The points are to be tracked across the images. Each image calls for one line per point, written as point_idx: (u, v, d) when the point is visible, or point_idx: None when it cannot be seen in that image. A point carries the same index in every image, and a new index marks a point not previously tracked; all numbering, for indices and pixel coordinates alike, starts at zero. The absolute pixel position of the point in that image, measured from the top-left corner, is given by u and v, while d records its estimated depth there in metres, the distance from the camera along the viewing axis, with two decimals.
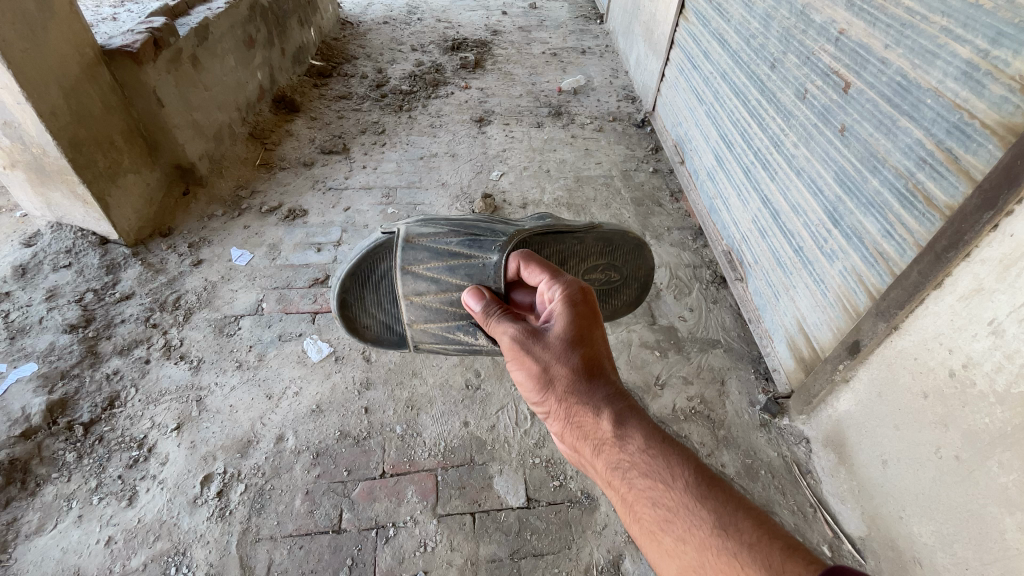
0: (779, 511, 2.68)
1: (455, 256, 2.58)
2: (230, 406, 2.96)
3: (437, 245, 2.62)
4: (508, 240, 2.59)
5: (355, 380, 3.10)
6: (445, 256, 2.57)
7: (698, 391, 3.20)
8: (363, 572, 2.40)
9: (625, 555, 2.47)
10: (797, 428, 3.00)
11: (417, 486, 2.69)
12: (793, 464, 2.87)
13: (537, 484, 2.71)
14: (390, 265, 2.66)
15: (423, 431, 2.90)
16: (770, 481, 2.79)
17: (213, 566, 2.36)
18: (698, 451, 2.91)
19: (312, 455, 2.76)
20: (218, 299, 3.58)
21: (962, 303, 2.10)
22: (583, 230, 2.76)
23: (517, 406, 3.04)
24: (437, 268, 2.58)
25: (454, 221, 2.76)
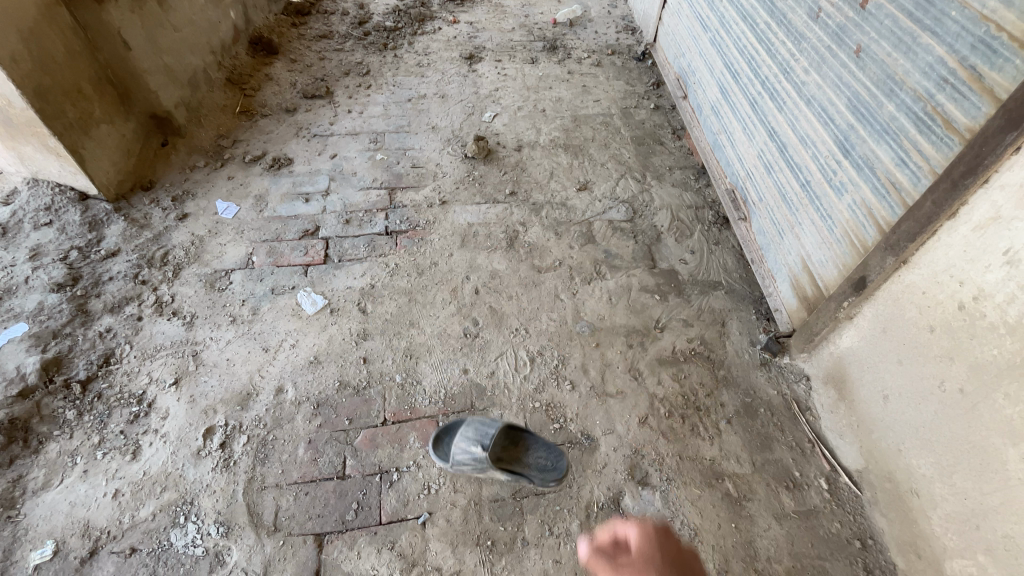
0: (778, 447, 2.71)
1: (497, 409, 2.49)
2: (227, 360, 2.93)
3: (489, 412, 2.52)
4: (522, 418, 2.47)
5: (352, 331, 3.05)
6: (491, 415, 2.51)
7: (698, 333, 3.17)
8: (368, 515, 2.44)
9: (625, 492, 2.51)
10: (797, 367, 3.01)
11: (419, 432, 2.71)
12: (792, 402, 2.89)
13: (538, 427, 2.73)
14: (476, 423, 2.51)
15: (423, 379, 2.89)
16: (769, 419, 2.81)
17: (221, 514, 2.40)
18: (699, 391, 2.90)
19: (312, 406, 2.75)
20: (207, 254, 3.48)
21: (978, 234, 2.03)
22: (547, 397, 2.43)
23: (516, 353, 3.02)
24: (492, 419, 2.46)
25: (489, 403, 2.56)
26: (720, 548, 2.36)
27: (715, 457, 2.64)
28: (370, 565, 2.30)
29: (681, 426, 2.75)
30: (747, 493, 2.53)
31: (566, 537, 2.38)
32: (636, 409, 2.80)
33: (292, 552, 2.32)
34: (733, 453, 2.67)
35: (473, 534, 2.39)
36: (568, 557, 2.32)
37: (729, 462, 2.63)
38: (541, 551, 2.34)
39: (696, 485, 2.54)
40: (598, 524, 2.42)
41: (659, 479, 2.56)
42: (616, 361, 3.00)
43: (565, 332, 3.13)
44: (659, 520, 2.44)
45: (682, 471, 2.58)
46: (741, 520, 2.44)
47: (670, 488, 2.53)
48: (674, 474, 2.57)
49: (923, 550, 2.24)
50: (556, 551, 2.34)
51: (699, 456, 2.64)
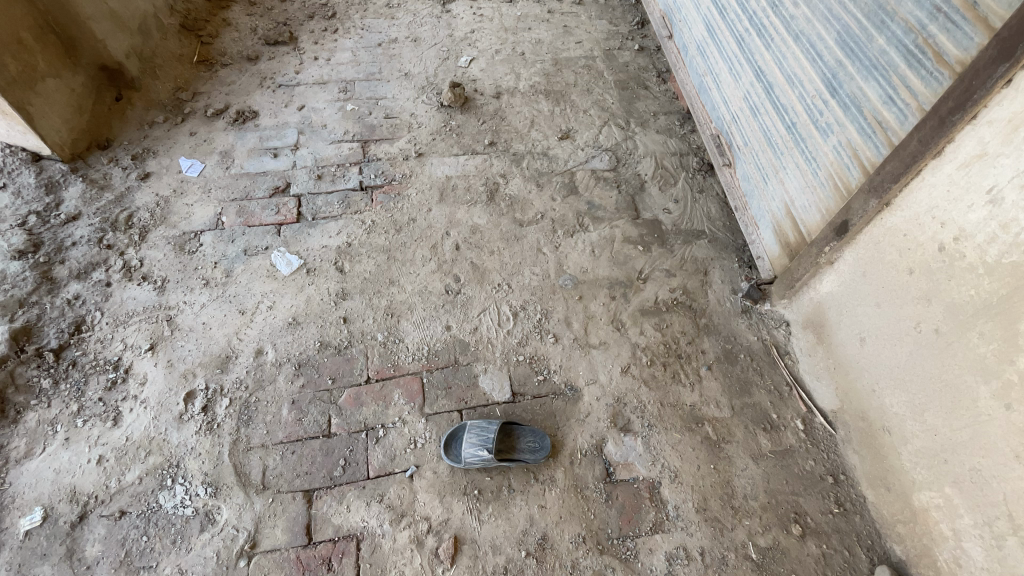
0: (757, 391, 2.77)
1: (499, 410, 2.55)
2: (203, 324, 2.87)
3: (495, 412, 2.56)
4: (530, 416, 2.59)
5: (330, 290, 2.98)
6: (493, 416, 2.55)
7: (681, 283, 3.16)
8: (356, 471, 2.47)
9: (607, 439, 2.56)
10: (778, 313, 3.04)
11: (404, 389, 2.71)
12: (771, 347, 2.93)
13: (522, 380, 2.75)
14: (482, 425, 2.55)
15: (406, 336, 2.85)
16: (749, 364, 2.86)
17: (208, 476, 2.41)
18: (681, 339, 2.92)
19: (294, 367, 2.72)
20: (174, 216, 3.34)
21: (961, 172, 2.01)
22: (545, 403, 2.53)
23: (499, 307, 2.99)
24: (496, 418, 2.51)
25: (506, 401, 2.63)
26: (699, 488, 2.45)
27: (696, 403, 2.70)
28: (360, 517, 2.35)
29: (663, 374, 2.78)
30: (726, 435, 2.60)
31: (551, 483, 2.44)
32: (619, 359, 2.82)
33: (281, 508, 2.34)
34: (714, 398, 2.72)
35: (460, 484, 2.44)
36: (553, 502, 2.39)
37: (709, 407, 2.69)
38: (527, 497, 2.40)
39: (676, 430, 2.60)
40: (582, 470, 2.48)
41: (640, 425, 2.61)
42: (598, 313, 3.00)
43: (548, 285, 3.10)
44: (640, 464, 2.50)
45: (663, 417, 2.64)
46: (719, 461, 2.52)
47: (651, 433, 2.59)
48: (656, 420, 2.63)
49: (892, 483, 2.34)
50: (542, 497, 2.40)
51: (679, 402, 2.69)
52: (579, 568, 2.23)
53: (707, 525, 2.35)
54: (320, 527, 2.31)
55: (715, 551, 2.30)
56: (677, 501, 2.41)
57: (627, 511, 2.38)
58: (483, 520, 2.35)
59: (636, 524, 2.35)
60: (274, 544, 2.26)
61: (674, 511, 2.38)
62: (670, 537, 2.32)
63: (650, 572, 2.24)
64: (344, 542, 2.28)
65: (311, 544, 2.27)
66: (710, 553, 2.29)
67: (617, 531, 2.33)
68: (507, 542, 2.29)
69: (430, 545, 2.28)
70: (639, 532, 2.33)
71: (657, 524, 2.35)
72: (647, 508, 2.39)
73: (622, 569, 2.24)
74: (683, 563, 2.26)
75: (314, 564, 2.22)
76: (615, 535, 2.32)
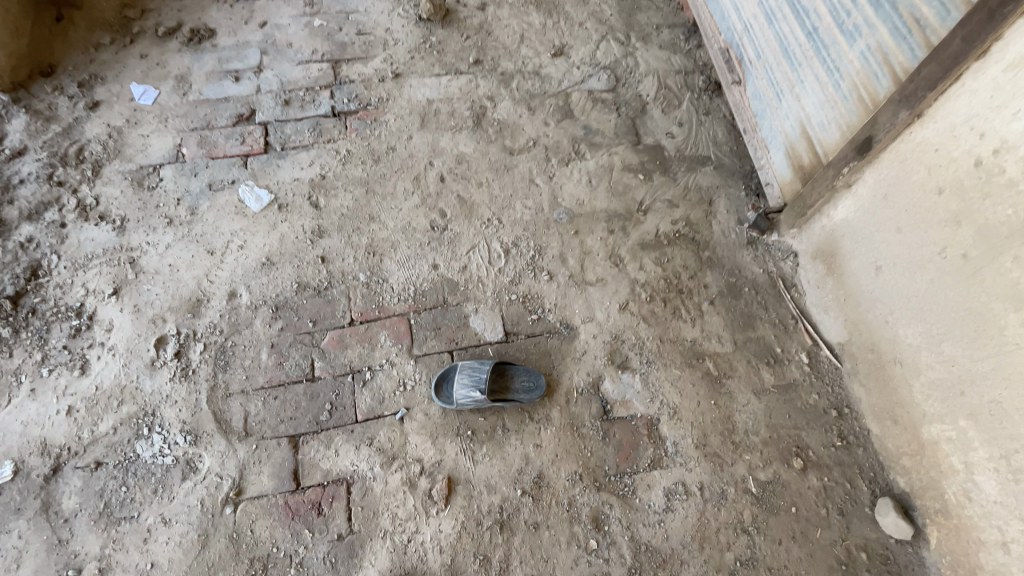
0: (761, 325, 2.64)
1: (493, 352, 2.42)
2: (170, 267, 2.65)
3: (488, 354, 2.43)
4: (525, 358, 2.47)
5: (305, 229, 2.75)
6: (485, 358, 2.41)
7: (684, 214, 2.95)
8: (343, 414, 2.34)
9: (604, 378, 2.44)
10: (785, 243, 2.86)
11: (390, 330, 2.53)
12: (777, 280, 2.78)
13: (515, 319, 2.60)
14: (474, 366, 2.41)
15: (390, 276, 2.64)
16: (753, 298, 2.71)
17: (187, 424, 2.29)
18: (682, 274, 2.75)
19: (270, 310, 2.54)
20: (127, 145, 3.05)
21: (1009, 74, 1.76)
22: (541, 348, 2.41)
23: (488, 243, 2.77)
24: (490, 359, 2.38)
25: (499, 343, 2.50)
26: (699, 424, 2.36)
27: (697, 339, 2.56)
28: (349, 461, 2.24)
29: (663, 310, 2.63)
30: (728, 371, 2.50)
31: (546, 423, 2.33)
32: (617, 295, 2.66)
33: (266, 455, 2.24)
34: (715, 333, 2.59)
35: (453, 425, 2.32)
36: (549, 441, 2.29)
37: (711, 343, 2.56)
38: (522, 437, 2.30)
39: (676, 366, 2.48)
40: (578, 409, 2.38)
41: (639, 362, 2.49)
42: (595, 248, 2.80)
43: (541, 219, 2.86)
44: (638, 401, 2.40)
45: (663, 354, 2.51)
46: (720, 397, 2.43)
47: (650, 370, 2.47)
48: (655, 357, 2.50)
49: (900, 416, 2.26)
50: (537, 437, 2.30)
51: (680, 338, 2.56)
52: (576, 505, 2.17)
53: (706, 461, 2.29)
54: (308, 472, 2.22)
55: (714, 486, 2.25)
56: (676, 438, 2.33)
57: (624, 448, 2.30)
58: (477, 460, 2.25)
59: (633, 461, 2.28)
60: (260, 490, 2.17)
61: (673, 448, 2.31)
62: (669, 474, 2.26)
63: (647, 508, 2.19)
64: (333, 486, 2.20)
65: (298, 489, 2.18)
66: (709, 488, 2.24)
67: (614, 469, 2.26)
68: (502, 482, 2.21)
69: (423, 487, 2.20)
70: (637, 469, 2.26)
71: (655, 461, 2.28)
72: (645, 445, 2.31)
73: (619, 505, 2.19)
74: (682, 499, 2.22)
75: (304, 509, 2.15)
76: (612, 473, 2.25)
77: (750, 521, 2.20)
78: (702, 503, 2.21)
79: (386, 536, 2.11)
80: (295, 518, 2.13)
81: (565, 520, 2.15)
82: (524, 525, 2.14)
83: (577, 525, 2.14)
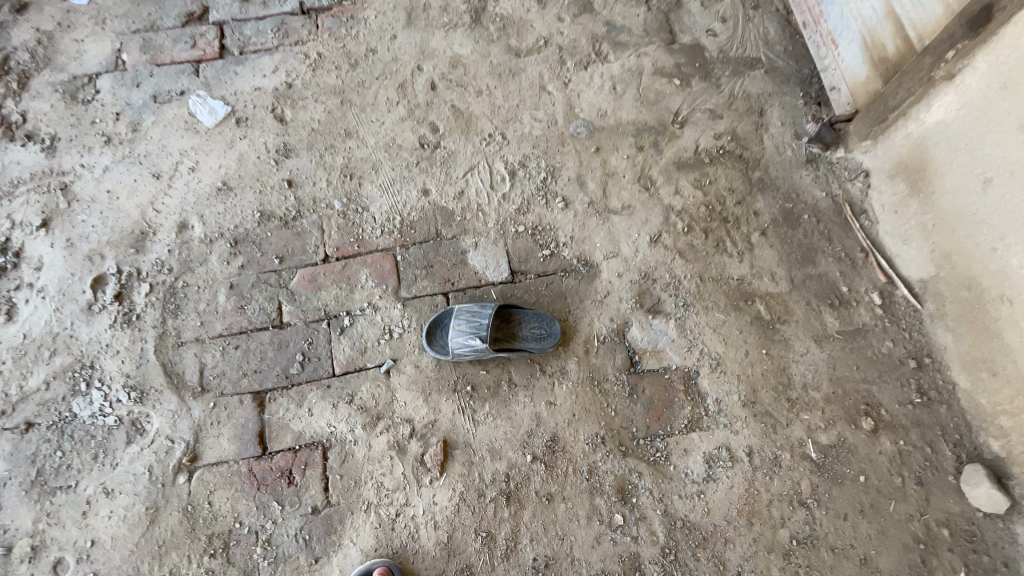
0: (822, 260, 2.16)
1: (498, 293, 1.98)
2: (109, 193, 2.22)
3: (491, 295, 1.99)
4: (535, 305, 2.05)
5: (269, 148, 2.28)
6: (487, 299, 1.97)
7: (728, 127, 2.41)
8: (318, 367, 1.94)
9: (631, 323, 2.00)
10: (853, 161, 2.32)
11: (373, 269, 2.08)
12: (843, 206, 2.27)
13: (523, 256, 2.13)
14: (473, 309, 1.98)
15: (371, 205, 2.17)
16: (814, 227, 2.23)
17: (131, 378, 1.93)
18: (727, 199, 2.25)
19: (229, 244, 2.11)
20: (59, 51, 2.48)
21: None
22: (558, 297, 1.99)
23: (490, 163, 2.26)
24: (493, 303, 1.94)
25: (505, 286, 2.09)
26: (746, 378, 1.94)
27: (745, 276, 2.10)
28: (325, 421, 1.86)
29: (704, 242, 2.15)
30: (782, 315, 2.05)
31: (561, 377, 1.92)
32: (647, 225, 2.17)
33: (226, 415, 1.88)
34: (767, 270, 2.12)
35: (449, 380, 1.91)
36: (565, 398, 1.89)
37: (762, 281, 2.10)
38: (532, 393, 1.89)
39: (720, 309, 2.03)
40: (599, 360, 1.95)
41: (674, 305, 2.04)
42: (621, 168, 2.28)
43: (555, 134, 2.34)
44: (673, 351, 1.97)
45: (703, 294, 2.05)
46: (772, 346, 2.00)
47: (688, 314, 2.02)
48: (694, 298, 2.04)
49: (1002, 368, 1.82)
50: (550, 393, 1.89)
51: (724, 276, 2.09)
52: (597, 474, 1.80)
53: (756, 422, 1.88)
54: (276, 434, 1.85)
55: (765, 451, 1.86)
56: (719, 393, 1.91)
57: (655, 406, 1.90)
58: (479, 421, 1.86)
59: (666, 421, 1.88)
60: (220, 455, 1.83)
61: (715, 406, 1.90)
62: (711, 437, 1.86)
63: (684, 477, 1.81)
64: (306, 451, 1.82)
65: (265, 455, 1.83)
66: (758, 453, 1.85)
67: (644, 430, 1.87)
68: (509, 446, 1.83)
69: (413, 452, 1.82)
70: (670, 431, 1.87)
71: (693, 421, 1.88)
72: (682, 403, 1.91)
73: (650, 474, 1.81)
74: (726, 466, 1.83)
75: (271, 477, 1.80)
76: (641, 435, 1.86)
77: (808, 493, 1.82)
78: (750, 471, 1.83)
79: (370, 509, 1.76)
80: (261, 488, 1.78)
81: (585, 491, 1.78)
82: (535, 497, 1.77)
83: (599, 497, 1.77)
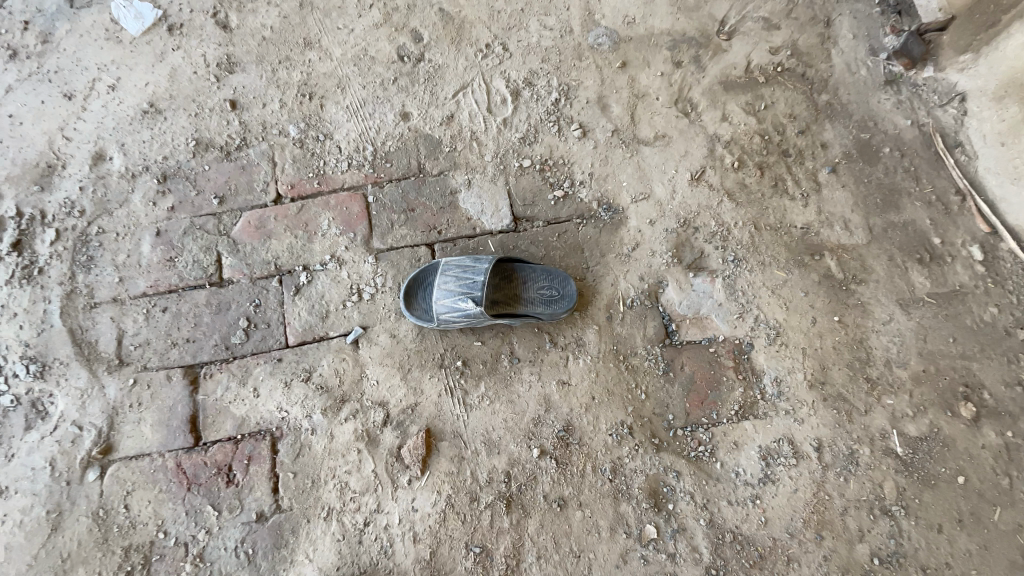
0: (907, 205, 1.71)
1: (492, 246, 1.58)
2: (8, 118, 1.74)
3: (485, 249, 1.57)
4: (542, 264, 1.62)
5: (207, 60, 1.80)
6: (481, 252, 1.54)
7: (788, 39, 1.90)
8: (268, 335, 1.53)
9: (667, 283, 1.57)
10: (945, 81, 1.83)
11: (338, 214, 1.64)
12: (932, 137, 1.80)
13: (529, 198, 1.68)
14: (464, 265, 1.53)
15: (336, 132, 1.72)
16: (897, 164, 1.77)
17: (31, 349, 1.51)
18: (786, 128, 1.78)
19: (156, 181, 1.67)
20: None
21: None
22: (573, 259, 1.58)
23: (487, 81, 1.78)
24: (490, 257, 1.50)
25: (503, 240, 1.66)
26: (813, 353, 1.52)
27: (811, 224, 1.66)
28: (275, 404, 1.45)
29: (758, 182, 1.69)
30: (858, 273, 1.61)
31: (577, 350, 1.50)
32: (687, 159, 1.70)
33: (150, 394, 1.48)
34: (839, 217, 1.68)
35: (434, 352, 1.50)
36: (581, 377, 1.47)
37: (832, 231, 1.66)
38: (539, 371, 1.48)
39: (780, 266, 1.59)
40: (625, 329, 1.53)
41: (721, 260, 1.59)
42: (653, 88, 1.80)
43: (568, 43, 1.83)
44: (718, 319, 1.55)
45: (759, 247, 1.60)
46: (846, 312, 1.57)
47: (740, 272, 1.58)
48: (747, 252, 1.60)
49: None
50: (562, 371, 1.48)
51: (785, 225, 1.65)
52: (624, 474, 1.40)
53: (826, 409, 1.48)
54: (213, 420, 1.45)
55: (837, 445, 1.46)
56: (780, 372, 1.49)
57: (696, 388, 1.49)
58: (471, 406, 1.45)
59: (711, 407, 1.48)
60: (140, 447, 1.44)
61: (775, 388, 1.48)
62: (769, 427, 1.45)
63: (734, 478, 1.42)
64: (250, 442, 1.43)
65: (198, 446, 1.43)
66: (829, 448, 1.45)
67: (682, 418, 1.46)
68: (510, 437, 1.42)
69: (387, 445, 1.42)
70: (716, 419, 1.47)
71: (745, 406, 1.48)
72: (732, 383, 1.50)
73: (691, 474, 1.41)
74: (789, 465, 1.43)
75: (205, 475, 1.41)
76: (679, 424, 1.46)
77: (893, 498, 1.43)
78: (818, 471, 1.44)
79: (331, 517, 1.37)
80: (192, 489, 1.40)
81: (608, 496, 1.38)
82: (544, 503, 1.37)
83: (626, 504, 1.38)
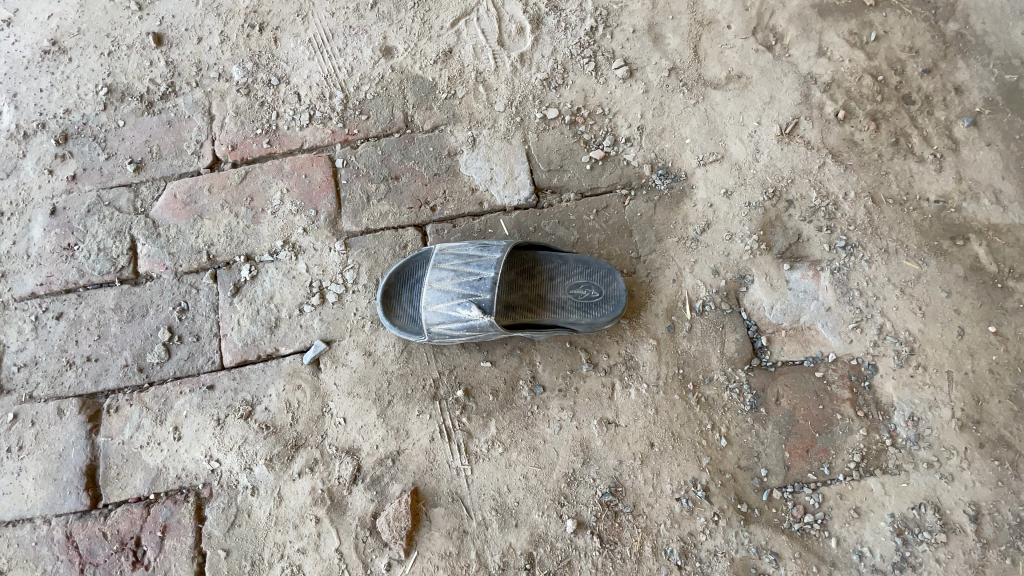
0: (974, 207, 1.58)
1: (495, 251, 1.44)
2: None
3: (488, 252, 1.44)
4: (559, 285, 1.49)
5: (134, 43, 1.77)
6: (481, 254, 1.44)
7: (803, 11, 1.71)
8: (198, 356, 1.61)
9: (706, 303, 1.56)
10: None
11: (294, 186, 1.66)
12: (1018, 130, 1.62)
13: (553, 158, 1.65)
14: (459, 254, 1.46)
15: (299, 116, 1.70)
16: (981, 173, 1.60)
17: None
18: (907, 66, 1.68)
19: (94, 189, 1.70)
20: None
21: None
22: (593, 265, 1.51)
23: (499, 6, 1.74)
24: (491, 258, 1.43)
25: (503, 256, 1.43)
26: (965, 379, 1.49)
27: (950, 197, 1.59)
28: (204, 453, 1.53)
29: (873, 139, 1.63)
30: (1016, 267, 1.55)
31: (631, 378, 1.53)
32: (774, 108, 1.65)
33: (41, 440, 1.58)
34: (986, 188, 1.59)
35: (424, 378, 1.55)
36: (634, 417, 1.51)
37: (980, 205, 1.58)
38: (573, 406, 1.52)
39: (911, 257, 1.56)
40: (695, 346, 1.54)
41: (829, 247, 1.58)
42: (722, 14, 1.71)
43: (571, 9, 1.72)
44: (823, 328, 1.55)
45: (879, 233, 1.57)
46: (1004, 320, 1.52)
47: (856, 265, 1.56)
48: (865, 239, 1.57)
49: None
50: (606, 407, 1.51)
51: (916, 197, 1.60)
52: (699, 557, 1.43)
53: (983, 459, 1.45)
54: (122, 470, 1.55)
55: (1001, 511, 1.42)
56: (916, 409, 1.48)
57: (799, 430, 1.51)
58: (473, 458, 1.50)
59: (819, 457, 1.49)
60: (17, 510, 1.55)
61: (911, 431, 1.48)
62: (904, 489, 1.45)
63: (857, 562, 1.43)
64: (168, 507, 1.51)
65: (95, 514, 1.53)
66: (988, 516, 1.42)
67: (783, 479, 1.49)
68: (533, 506, 1.47)
69: (356, 513, 1.47)
70: (828, 475, 1.49)
71: (870, 458, 1.48)
72: (848, 424, 1.50)
73: (798, 557, 1.42)
74: (932, 543, 1.41)
75: (104, 555, 1.50)
76: (777, 485, 1.49)
77: None
78: (976, 552, 1.40)
79: None
80: (85, 571, 1.49)
81: None
82: None
83: None
